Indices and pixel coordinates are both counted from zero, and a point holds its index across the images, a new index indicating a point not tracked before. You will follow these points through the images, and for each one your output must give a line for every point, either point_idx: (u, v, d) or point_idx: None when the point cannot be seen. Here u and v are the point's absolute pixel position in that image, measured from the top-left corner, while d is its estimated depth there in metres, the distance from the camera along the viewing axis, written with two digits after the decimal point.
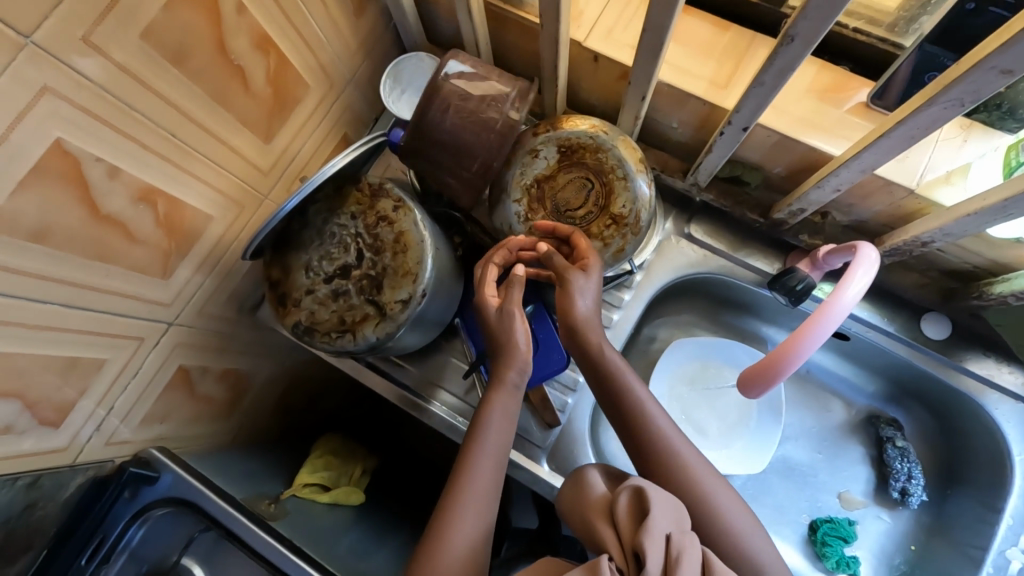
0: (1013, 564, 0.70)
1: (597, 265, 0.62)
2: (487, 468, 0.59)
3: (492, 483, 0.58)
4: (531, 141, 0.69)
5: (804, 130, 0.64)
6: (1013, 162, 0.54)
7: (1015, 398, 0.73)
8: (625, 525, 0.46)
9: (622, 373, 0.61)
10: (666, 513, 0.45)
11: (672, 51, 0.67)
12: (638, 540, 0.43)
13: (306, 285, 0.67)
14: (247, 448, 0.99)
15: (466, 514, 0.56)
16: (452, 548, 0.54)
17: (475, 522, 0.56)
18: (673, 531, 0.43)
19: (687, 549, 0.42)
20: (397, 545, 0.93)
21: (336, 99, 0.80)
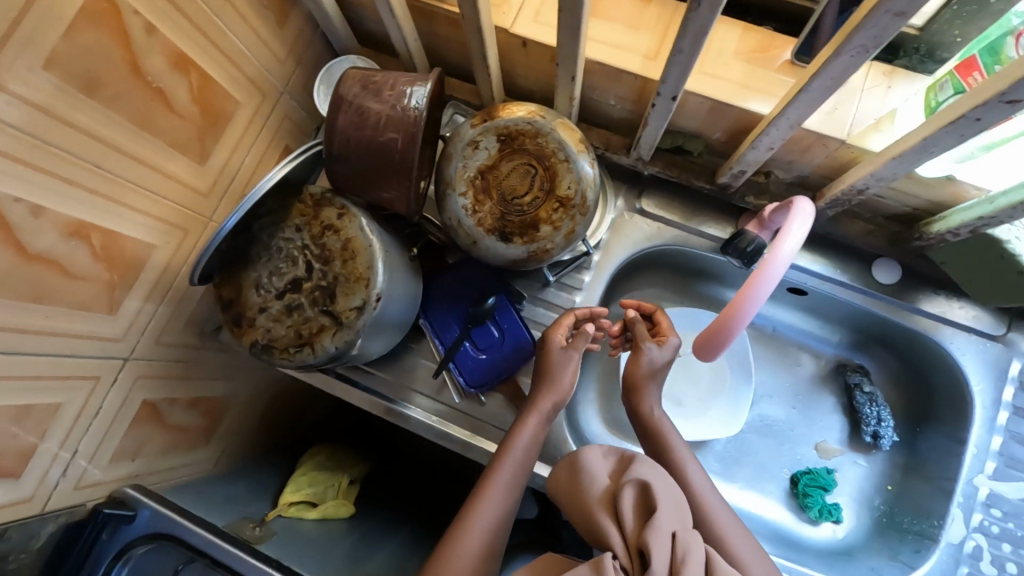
0: (979, 492, 0.72)
1: (675, 344, 0.70)
2: (511, 476, 0.65)
3: (515, 486, 0.65)
4: (469, 133, 0.67)
5: (734, 93, 0.64)
6: (933, 102, 0.56)
7: (967, 331, 0.76)
8: (628, 520, 0.50)
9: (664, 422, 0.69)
10: (671, 510, 0.50)
11: (599, 28, 0.67)
12: (644, 539, 0.47)
13: (258, 303, 0.65)
14: (230, 472, 0.98)
15: (489, 507, 0.62)
16: (473, 534, 0.60)
17: (492, 515, 0.62)
18: (677, 529, 0.48)
19: (692, 548, 0.46)
20: (394, 548, 0.92)
21: (272, 111, 0.78)
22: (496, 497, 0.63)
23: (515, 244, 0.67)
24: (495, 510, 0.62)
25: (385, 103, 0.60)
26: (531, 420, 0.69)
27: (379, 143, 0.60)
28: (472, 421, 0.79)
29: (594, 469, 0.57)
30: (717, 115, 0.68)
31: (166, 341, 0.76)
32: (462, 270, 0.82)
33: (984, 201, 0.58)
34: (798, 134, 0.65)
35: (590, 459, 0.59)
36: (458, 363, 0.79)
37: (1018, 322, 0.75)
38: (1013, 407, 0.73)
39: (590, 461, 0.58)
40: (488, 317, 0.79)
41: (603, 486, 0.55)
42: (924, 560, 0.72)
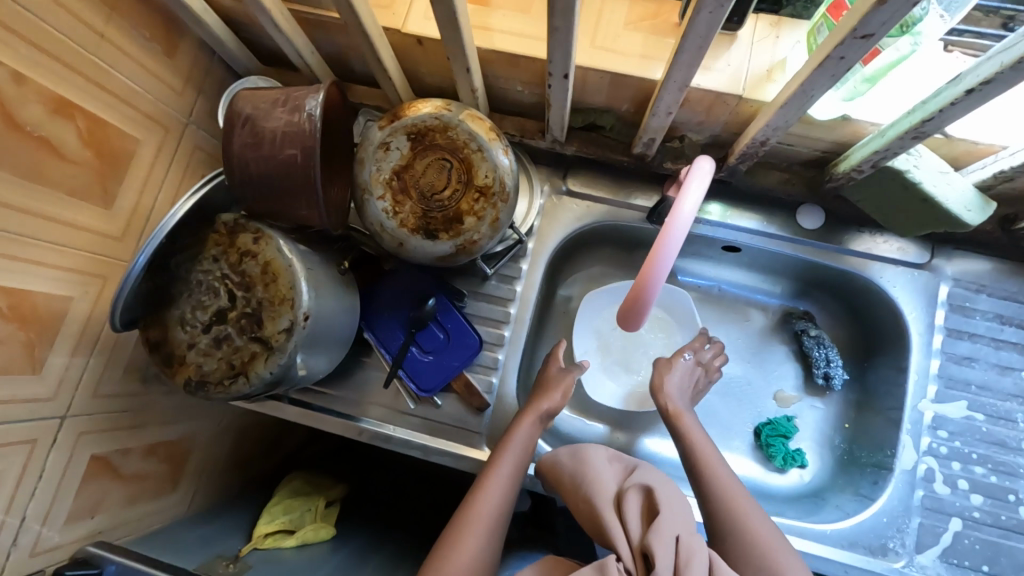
0: (924, 416, 0.74)
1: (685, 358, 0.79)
2: (518, 462, 0.68)
3: (517, 473, 0.68)
4: (377, 135, 0.65)
5: (629, 64, 0.65)
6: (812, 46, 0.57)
7: (895, 264, 0.78)
8: (632, 522, 0.53)
9: (681, 412, 0.73)
10: (676, 514, 0.53)
11: (489, 17, 0.67)
12: (649, 539, 0.50)
13: (186, 340, 0.64)
14: (205, 513, 0.95)
15: (495, 486, 0.66)
16: (483, 507, 0.63)
17: (500, 495, 0.65)
18: (680, 533, 0.51)
19: (695, 550, 0.49)
20: (383, 559, 0.91)
21: (179, 144, 0.76)
22: (500, 484, 0.66)
23: (441, 240, 0.66)
24: (501, 494, 0.65)
25: (279, 120, 0.60)
26: (527, 420, 0.72)
27: (279, 161, 0.60)
28: (430, 424, 0.79)
29: (599, 471, 0.61)
30: (620, 87, 0.69)
31: (106, 393, 0.74)
32: (399, 276, 0.81)
33: (877, 135, 0.59)
34: (698, 95, 0.66)
35: (596, 461, 0.63)
36: (407, 369, 0.78)
37: (942, 247, 0.77)
38: (947, 330, 0.76)
39: (596, 464, 0.62)
40: (430, 320, 0.78)
41: (608, 490, 0.59)
42: (881, 491, 0.74)
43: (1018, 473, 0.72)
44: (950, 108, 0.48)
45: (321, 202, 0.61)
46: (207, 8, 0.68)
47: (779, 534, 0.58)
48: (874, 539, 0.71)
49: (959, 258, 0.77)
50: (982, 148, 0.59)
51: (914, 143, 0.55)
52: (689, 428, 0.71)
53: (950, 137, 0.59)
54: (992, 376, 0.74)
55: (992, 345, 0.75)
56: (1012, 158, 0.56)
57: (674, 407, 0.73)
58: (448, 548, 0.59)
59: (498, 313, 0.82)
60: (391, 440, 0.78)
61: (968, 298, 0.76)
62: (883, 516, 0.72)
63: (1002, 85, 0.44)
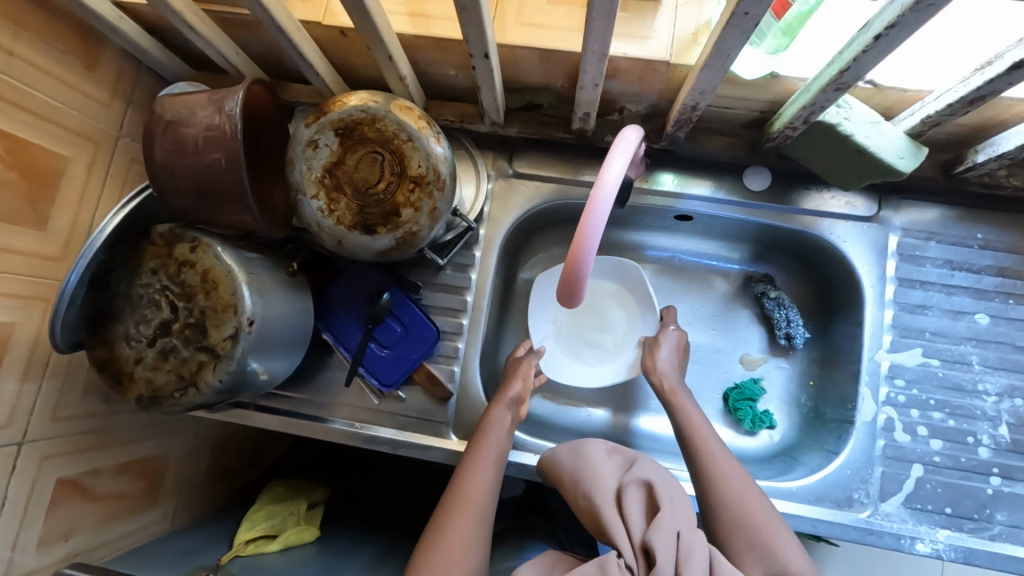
0: (882, 366, 0.75)
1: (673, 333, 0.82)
2: (503, 438, 0.70)
3: (501, 451, 0.68)
4: (304, 133, 0.64)
5: (555, 38, 0.64)
6: None
7: (844, 219, 0.78)
8: (633, 520, 0.51)
9: (677, 390, 0.74)
10: (677, 510, 0.51)
11: (410, 2, 0.66)
12: (650, 536, 0.49)
13: (132, 355, 0.63)
14: (190, 524, 0.93)
15: (484, 466, 0.66)
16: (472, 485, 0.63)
17: (486, 475, 0.65)
18: (682, 529, 0.50)
19: (695, 548, 0.48)
20: (375, 549, 0.90)
21: (115, 158, 0.74)
22: (489, 462, 0.66)
23: (380, 234, 0.65)
24: (490, 470, 0.66)
25: (200, 124, 0.59)
26: (495, 410, 0.73)
27: (202, 166, 0.59)
28: (397, 418, 0.79)
29: (598, 466, 0.58)
30: (551, 63, 0.68)
31: (67, 416, 0.72)
32: (351, 273, 0.80)
33: (803, 90, 0.58)
34: (629, 64, 0.65)
35: (595, 457, 0.59)
36: (367, 366, 0.78)
37: (889, 198, 0.77)
38: (899, 280, 0.76)
39: (596, 459, 0.59)
40: (386, 314, 0.78)
41: (609, 485, 0.56)
42: (845, 444, 0.74)
43: (976, 415, 0.73)
44: (863, 55, 0.48)
45: (252, 205, 0.60)
46: (122, 15, 0.65)
47: (774, 511, 0.57)
48: (839, 493, 0.72)
49: (907, 208, 0.77)
50: (910, 94, 0.59)
51: (838, 96, 0.55)
52: (683, 406, 0.72)
53: (879, 86, 0.59)
54: (946, 322, 0.75)
55: (944, 292, 0.75)
56: (936, 103, 0.56)
57: (671, 385, 0.75)
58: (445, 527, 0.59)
59: (455, 302, 0.81)
60: (372, 439, 0.77)
61: (918, 246, 0.76)
62: (848, 468, 0.73)
63: (905, 29, 0.44)
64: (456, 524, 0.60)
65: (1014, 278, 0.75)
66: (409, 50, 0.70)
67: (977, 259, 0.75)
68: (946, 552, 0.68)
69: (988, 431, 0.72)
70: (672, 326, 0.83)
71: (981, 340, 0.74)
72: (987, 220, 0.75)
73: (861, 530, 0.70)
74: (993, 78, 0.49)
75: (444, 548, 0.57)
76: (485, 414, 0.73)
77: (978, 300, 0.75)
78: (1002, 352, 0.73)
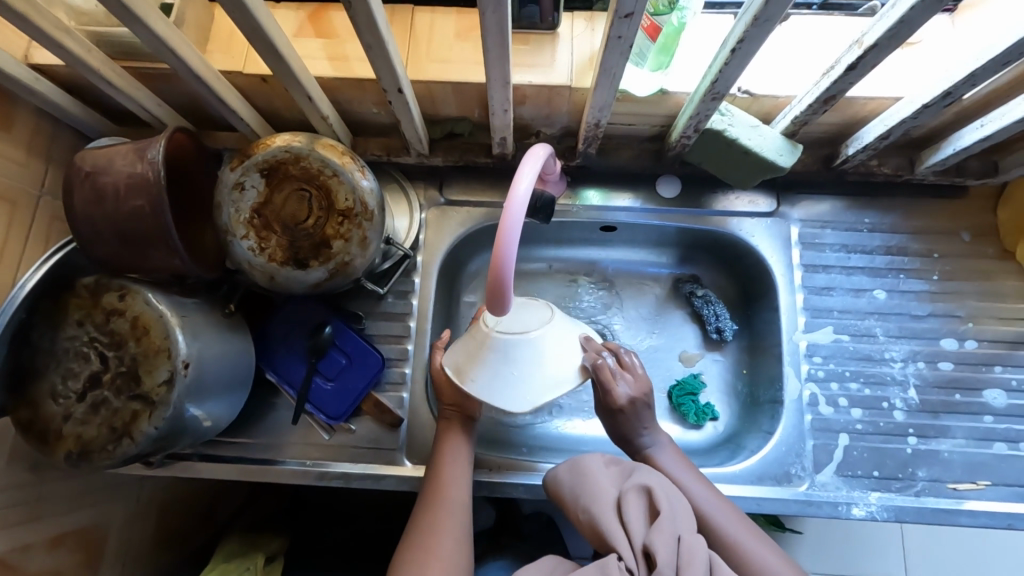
0: (800, 346, 0.81)
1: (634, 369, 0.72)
2: (466, 447, 0.71)
3: (465, 459, 0.70)
4: (230, 176, 0.66)
5: (465, 71, 0.70)
6: (660, 5, 0.63)
7: (749, 216, 0.85)
8: (634, 525, 0.51)
9: (658, 457, 0.69)
10: (678, 514, 0.51)
11: (326, 48, 0.70)
12: (651, 539, 0.49)
13: (60, 412, 0.61)
14: None
15: (455, 475, 0.67)
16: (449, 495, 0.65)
17: (457, 481, 0.67)
18: (683, 533, 0.50)
19: (696, 549, 0.48)
20: None
21: (35, 216, 0.72)
22: (455, 461, 0.69)
23: (314, 267, 0.67)
24: (458, 481, 0.67)
25: (120, 173, 0.60)
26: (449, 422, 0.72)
27: (125, 214, 0.60)
28: (349, 451, 0.78)
29: (597, 476, 0.57)
30: (465, 94, 0.73)
31: None
32: (289, 310, 0.81)
33: (688, 102, 0.66)
34: (534, 90, 0.71)
35: (594, 467, 0.58)
36: (314, 402, 0.78)
37: (786, 194, 0.85)
38: (804, 266, 0.83)
39: (595, 470, 0.58)
40: (329, 346, 0.79)
41: (609, 494, 0.55)
42: (778, 423, 0.79)
43: (887, 380, 0.79)
44: (726, 67, 0.55)
45: (179, 248, 0.61)
46: (37, 76, 0.66)
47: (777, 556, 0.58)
48: (778, 470, 0.77)
49: (803, 202, 0.85)
50: (781, 100, 0.70)
51: (717, 104, 0.63)
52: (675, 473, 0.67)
53: (754, 94, 0.69)
54: (849, 299, 0.82)
55: (844, 273, 0.83)
56: (800, 104, 0.65)
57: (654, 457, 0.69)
58: (431, 539, 0.60)
59: (397, 328, 0.83)
60: (325, 475, 0.76)
61: (816, 234, 0.84)
62: (783, 446, 0.78)
63: (754, 42, 0.51)
64: (440, 526, 0.61)
65: (900, 254, 0.83)
66: (329, 92, 0.74)
67: (868, 240, 0.84)
68: (879, 513, 0.73)
69: (899, 395, 0.79)
70: (623, 393, 0.69)
71: (881, 313, 0.82)
72: (870, 206, 0.84)
73: (801, 503, 0.74)
74: (836, 79, 0.58)
75: (428, 551, 0.58)
76: (441, 428, 0.72)
77: (874, 277, 0.83)
78: (901, 322, 0.81)
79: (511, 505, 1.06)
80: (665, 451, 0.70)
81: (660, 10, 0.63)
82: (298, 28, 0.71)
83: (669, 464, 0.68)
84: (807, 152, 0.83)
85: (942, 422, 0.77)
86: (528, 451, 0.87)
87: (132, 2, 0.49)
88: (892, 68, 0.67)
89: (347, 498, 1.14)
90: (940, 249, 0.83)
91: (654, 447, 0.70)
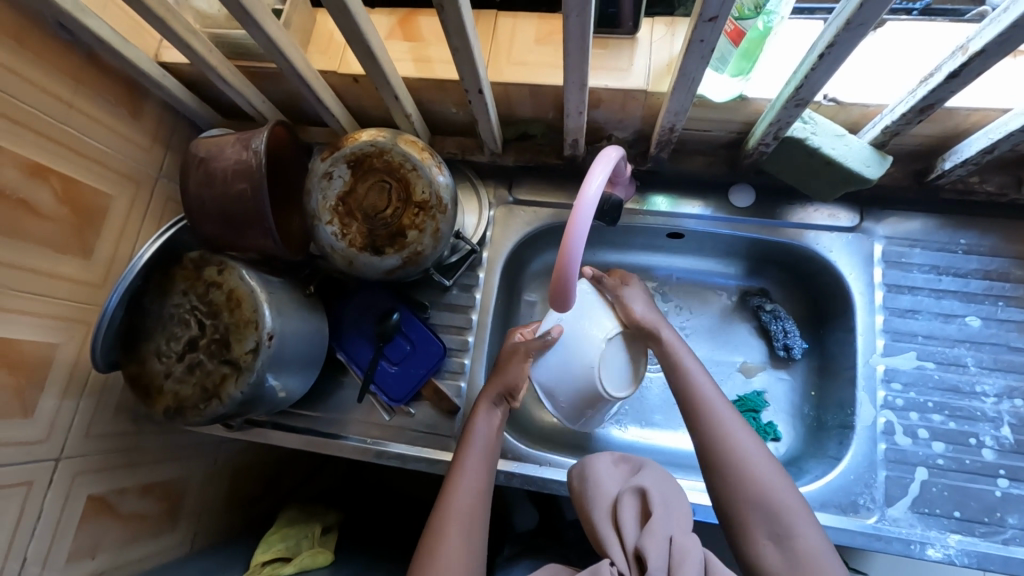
0: (877, 370, 0.77)
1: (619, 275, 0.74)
2: (493, 440, 0.68)
3: (488, 455, 0.66)
4: (320, 166, 0.71)
5: (542, 74, 0.72)
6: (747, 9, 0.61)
7: (828, 230, 0.81)
8: (627, 528, 0.51)
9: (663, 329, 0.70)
10: (671, 517, 0.51)
11: (414, 51, 0.75)
12: (642, 541, 0.48)
13: (162, 370, 0.68)
14: (209, 551, 0.90)
15: (469, 473, 0.64)
16: (462, 493, 0.62)
17: (472, 482, 0.64)
18: (675, 533, 0.49)
19: (689, 549, 0.47)
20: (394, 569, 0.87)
21: (151, 196, 0.81)
22: (477, 453, 0.66)
23: (388, 254, 0.71)
24: (479, 479, 0.64)
25: (229, 159, 0.67)
26: (482, 409, 0.70)
27: (231, 196, 0.67)
28: (407, 433, 0.82)
29: (599, 476, 0.57)
30: (539, 96, 0.76)
31: (101, 433, 0.74)
32: (361, 295, 0.86)
33: (769, 109, 0.65)
34: (610, 94, 0.72)
35: (597, 466, 0.58)
36: (378, 383, 0.82)
37: (871, 209, 0.81)
38: (886, 286, 0.79)
39: (597, 469, 0.58)
40: (395, 332, 0.83)
41: (608, 494, 0.55)
42: (847, 449, 0.75)
43: (976, 416, 0.73)
44: (813, 71, 0.53)
45: (272, 229, 0.67)
46: (164, 72, 0.74)
47: (768, 461, 0.58)
48: (844, 498, 0.72)
49: (890, 219, 0.80)
50: (871, 109, 0.67)
51: (800, 110, 0.61)
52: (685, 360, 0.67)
53: (841, 103, 0.67)
54: (937, 325, 0.77)
55: (933, 296, 0.77)
56: (892, 114, 0.63)
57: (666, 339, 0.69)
58: (441, 530, 0.59)
59: (460, 320, 0.86)
60: (383, 454, 0.80)
61: (902, 253, 0.79)
62: (850, 474, 0.73)
63: (844, 46, 0.49)
64: (448, 533, 0.59)
65: (1000, 280, 0.77)
66: (413, 91, 0.78)
67: (963, 263, 0.77)
68: (957, 557, 0.67)
69: (990, 432, 0.72)
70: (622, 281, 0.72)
71: (973, 342, 0.75)
72: (968, 227, 0.78)
73: (869, 536, 0.69)
74: (934, 88, 0.55)
75: (433, 558, 0.57)
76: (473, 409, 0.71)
77: (967, 303, 0.77)
78: (997, 353, 0.75)
79: (557, 508, 1.06)
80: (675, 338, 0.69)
81: (746, 15, 0.62)
82: (389, 32, 0.76)
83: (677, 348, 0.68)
84: (897, 166, 0.79)
85: None
86: (577, 451, 0.88)
87: (251, 4, 0.55)
88: (996, 79, 0.63)
89: (399, 483, 1.18)
90: None
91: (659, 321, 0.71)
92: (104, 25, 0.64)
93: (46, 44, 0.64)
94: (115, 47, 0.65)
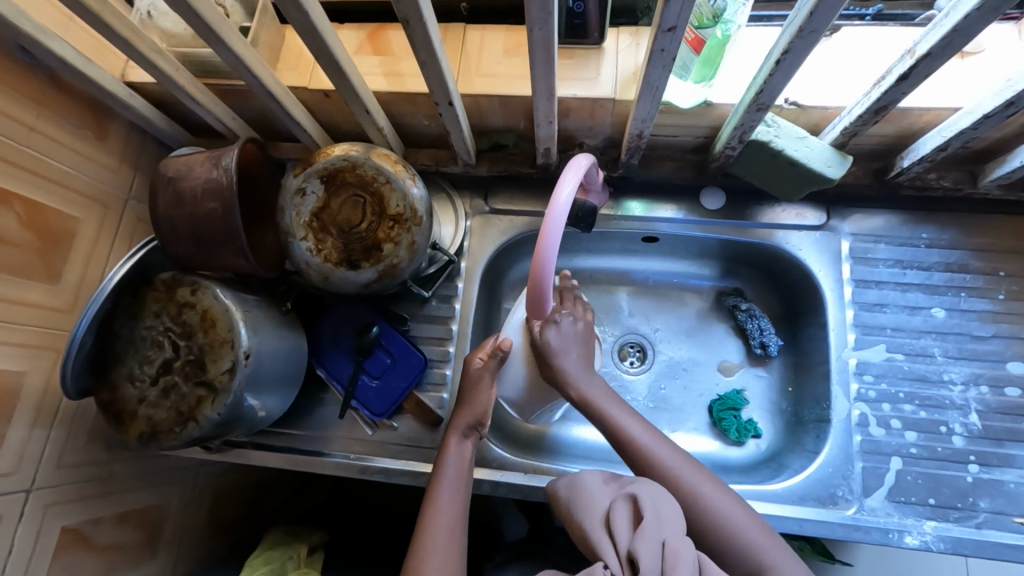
0: (849, 364, 0.79)
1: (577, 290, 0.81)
2: (466, 470, 0.68)
3: (460, 492, 0.66)
4: (293, 182, 0.71)
5: (512, 84, 0.73)
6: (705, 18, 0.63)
7: (797, 229, 0.83)
8: (620, 532, 0.48)
9: (600, 401, 0.70)
10: (666, 519, 0.48)
11: (384, 65, 0.75)
12: (633, 545, 0.46)
13: (135, 394, 0.67)
14: None
15: (439, 514, 0.62)
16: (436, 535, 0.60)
17: (446, 518, 0.62)
18: (668, 537, 0.46)
19: (682, 551, 0.45)
20: None
21: (121, 217, 0.79)
22: (451, 482, 0.66)
23: (365, 268, 0.71)
24: (456, 508, 0.63)
25: (199, 178, 0.66)
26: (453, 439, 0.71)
27: (200, 215, 0.66)
28: (391, 447, 0.81)
29: (592, 490, 0.55)
30: (509, 107, 0.77)
31: (73, 463, 0.72)
32: (338, 310, 0.85)
33: (734, 113, 0.67)
34: (578, 103, 0.73)
35: (589, 483, 0.56)
36: (359, 398, 0.82)
37: (836, 207, 0.83)
38: (855, 281, 0.81)
39: (590, 483, 0.56)
40: (375, 346, 0.82)
41: (602, 505, 0.53)
42: (824, 443, 0.77)
43: (945, 404, 0.75)
44: (771, 77, 0.55)
45: (246, 247, 0.67)
46: (131, 92, 0.74)
47: (727, 497, 0.58)
48: (823, 491, 0.74)
49: (855, 216, 0.83)
50: (831, 111, 0.69)
51: (762, 114, 0.63)
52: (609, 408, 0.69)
53: (802, 106, 0.69)
54: (903, 317, 0.79)
55: (899, 290, 0.80)
56: (849, 116, 0.65)
57: (584, 395, 0.71)
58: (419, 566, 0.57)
59: (439, 331, 0.86)
60: (367, 469, 0.79)
61: (868, 249, 0.81)
62: (829, 466, 0.75)
63: (800, 51, 0.51)
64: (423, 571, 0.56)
65: (961, 272, 0.79)
66: (385, 106, 0.79)
67: (925, 257, 0.80)
68: (934, 543, 0.69)
69: (959, 419, 0.75)
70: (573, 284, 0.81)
71: (938, 332, 0.78)
72: (929, 221, 0.81)
73: (849, 527, 0.70)
74: (887, 89, 0.57)
75: None
76: (443, 444, 0.71)
77: (931, 295, 0.79)
78: (961, 343, 0.77)
79: (545, 515, 1.06)
80: (595, 389, 0.72)
81: (704, 24, 0.63)
82: (358, 46, 0.76)
83: (612, 408, 0.69)
84: (858, 165, 0.82)
85: (1006, 451, 0.73)
86: (562, 457, 0.88)
87: (216, 22, 0.55)
88: (944, 80, 0.66)
89: (386, 497, 1.17)
90: (1006, 267, 0.79)
91: (589, 386, 0.72)
92: (67, 47, 0.63)
93: (7, 67, 0.63)
94: (78, 69, 0.65)
